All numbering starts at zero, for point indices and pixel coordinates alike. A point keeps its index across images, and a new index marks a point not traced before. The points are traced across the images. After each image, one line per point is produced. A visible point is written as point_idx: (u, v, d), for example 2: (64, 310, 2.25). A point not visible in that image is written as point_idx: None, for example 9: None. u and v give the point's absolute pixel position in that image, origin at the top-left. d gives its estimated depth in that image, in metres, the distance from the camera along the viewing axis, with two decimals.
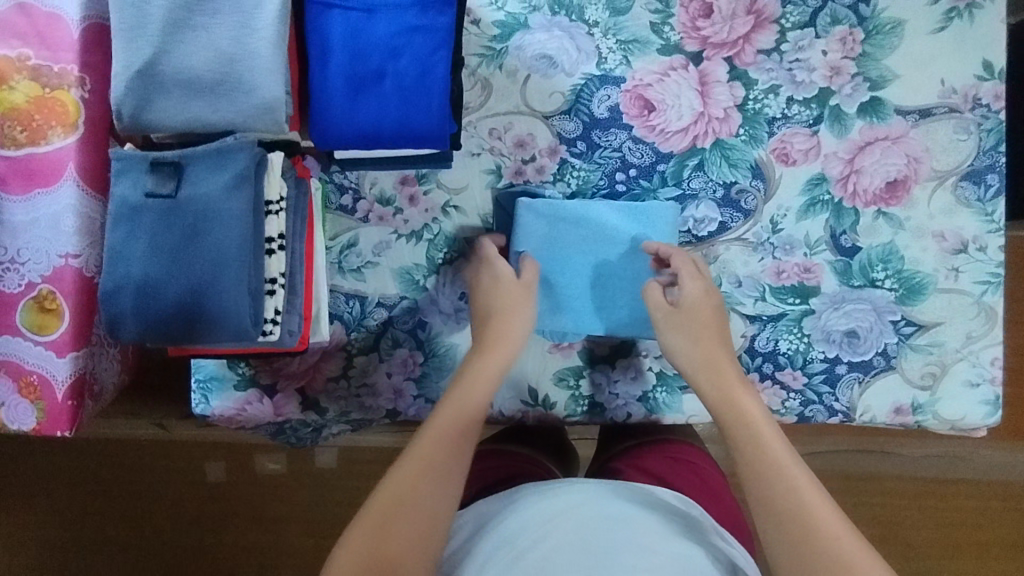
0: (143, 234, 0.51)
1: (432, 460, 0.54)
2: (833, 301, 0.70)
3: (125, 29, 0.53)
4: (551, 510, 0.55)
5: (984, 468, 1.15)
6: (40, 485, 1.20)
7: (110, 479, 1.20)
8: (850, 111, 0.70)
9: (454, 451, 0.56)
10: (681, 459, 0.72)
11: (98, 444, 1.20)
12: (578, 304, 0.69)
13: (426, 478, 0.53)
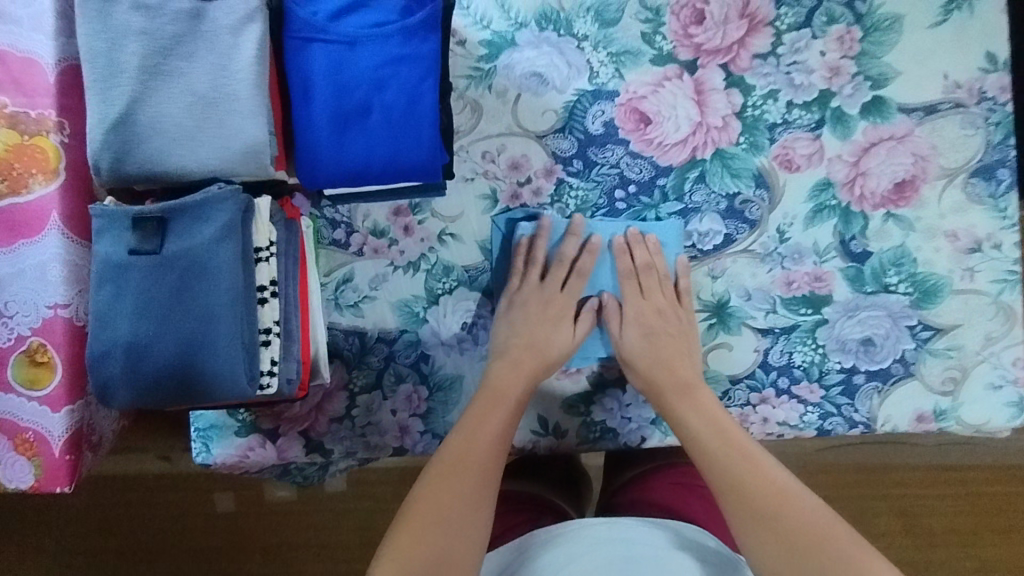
0: (129, 293, 0.49)
1: (459, 475, 0.57)
2: (847, 309, 0.68)
3: (98, 79, 0.51)
4: (567, 557, 0.56)
5: (1002, 455, 1.13)
6: (45, 529, 1.18)
7: (117, 520, 1.18)
8: (852, 112, 0.68)
9: (481, 469, 0.58)
10: (697, 486, 0.71)
11: (102, 483, 1.17)
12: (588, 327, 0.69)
13: (459, 491, 0.56)
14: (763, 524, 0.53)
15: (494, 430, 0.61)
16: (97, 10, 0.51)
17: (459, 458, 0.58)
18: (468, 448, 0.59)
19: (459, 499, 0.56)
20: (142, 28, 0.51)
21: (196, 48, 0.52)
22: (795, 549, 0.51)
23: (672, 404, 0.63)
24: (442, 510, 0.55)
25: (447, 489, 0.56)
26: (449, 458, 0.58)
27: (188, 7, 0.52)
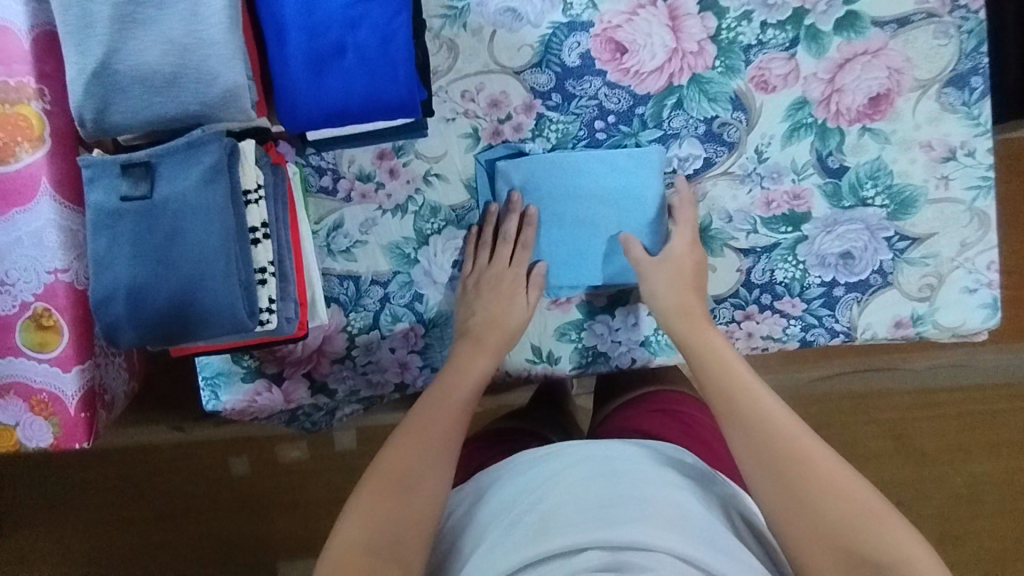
0: (125, 240, 0.51)
1: (440, 412, 0.61)
2: (826, 225, 0.70)
3: (73, 31, 0.52)
4: (562, 471, 0.56)
5: (989, 371, 1.16)
6: (62, 502, 1.22)
7: (136, 489, 1.22)
8: (826, 29, 0.68)
9: (462, 409, 0.63)
10: (676, 412, 0.73)
11: (114, 454, 1.21)
12: (569, 267, 0.71)
13: (442, 425, 0.60)
14: (766, 452, 0.54)
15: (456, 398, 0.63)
16: None
17: (440, 398, 0.63)
18: (450, 391, 0.64)
19: (441, 430, 0.60)
20: None
21: None
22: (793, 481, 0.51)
23: (688, 340, 0.65)
24: (421, 441, 0.59)
25: (426, 424, 0.60)
26: (431, 400, 0.63)
27: None
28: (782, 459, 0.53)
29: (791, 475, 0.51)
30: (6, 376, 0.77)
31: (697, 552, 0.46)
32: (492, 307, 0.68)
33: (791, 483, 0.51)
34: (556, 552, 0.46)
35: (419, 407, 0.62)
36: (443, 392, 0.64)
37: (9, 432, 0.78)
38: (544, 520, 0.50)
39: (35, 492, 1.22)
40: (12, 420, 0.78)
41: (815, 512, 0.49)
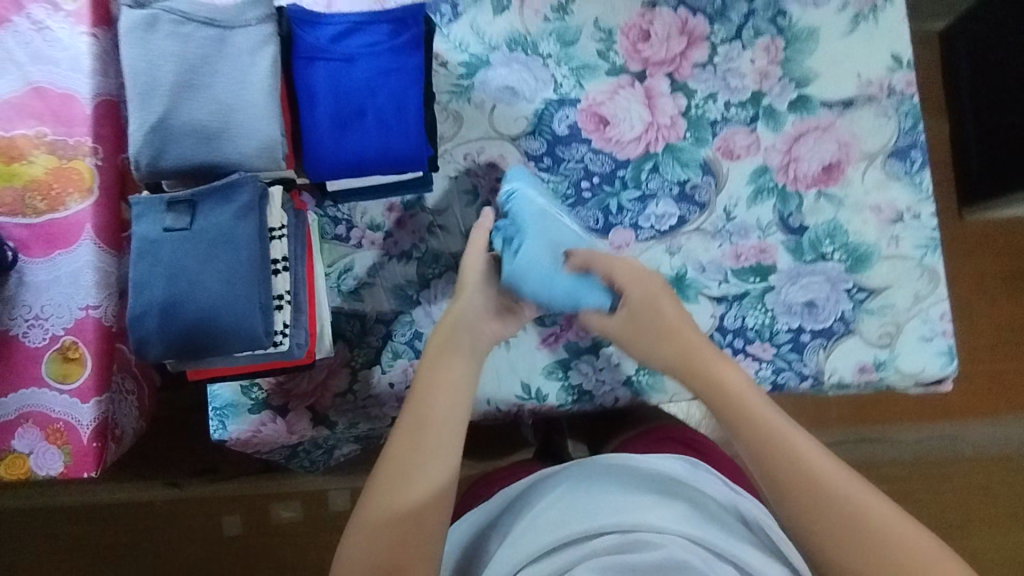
0: (163, 265, 0.58)
1: (417, 452, 0.58)
2: (790, 276, 0.77)
3: (138, 92, 0.61)
4: (564, 486, 0.62)
5: (976, 444, 1.29)
6: (67, 549, 1.33)
7: (141, 545, 1.33)
8: (781, 109, 0.79)
9: (440, 446, 0.58)
10: (681, 437, 0.78)
11: (120, 506, 1.33)
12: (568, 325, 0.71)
13: (422, 468, 0.57)
14: (796, 499, 0.54)
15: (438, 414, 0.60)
16: (138, 38, 0.62)
17: (413, 434, 0.58)
18: (425, 423, 0.59)
19: (423, 472, 0.57)
20: (176, 50, 0.62)
21: (221, 66, 0.63)
22: (804, 502, 0.54)
23: (676, 350, 0.65)
24: (397, 492, 0.56)
25: (401, 466, 0.57)
26: (405, 436, 0.59)
27: (215, 34, 0.63)
28: (808, 508, 0.53)
29: (827, 520, 0.52)
30: (26, 405, 0.82)
31: (702, 534, 0.53)
32: (461, 326, 0.66)
33: (827, 531, 0.52)
34: (566, 541, 0.54)
35: (393, 446, 0.59)
36: (415, 427, 0.59)
37: (21, 461, 0.82)
38: (552, 525, 0.56)
39: (53, 547, 1.33)
40: (26, 449, 0.82)
41: (826, 522, 0.52)
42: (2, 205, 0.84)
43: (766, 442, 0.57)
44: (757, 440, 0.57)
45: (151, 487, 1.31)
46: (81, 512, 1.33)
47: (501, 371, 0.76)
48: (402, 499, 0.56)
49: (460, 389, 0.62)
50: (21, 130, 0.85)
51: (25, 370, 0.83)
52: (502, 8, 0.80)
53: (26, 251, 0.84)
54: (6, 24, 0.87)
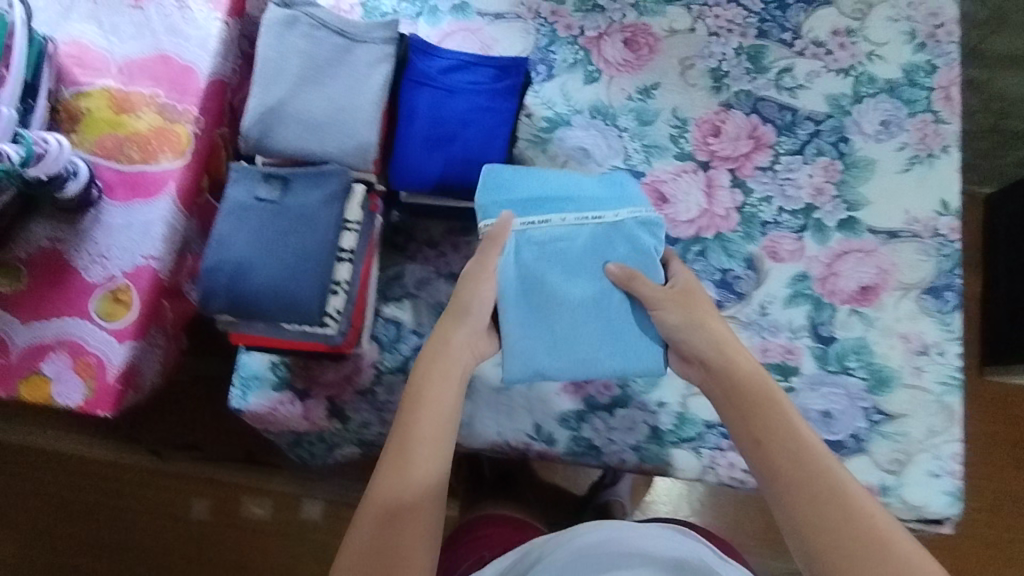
0: (246, 229, 0.63)
1: (414, 452, 0.62)
2: (812, 382, 0.79)
3: (263, 77, 0.68)
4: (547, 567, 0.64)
5: None
6: (38, 494, 1.34)
7: (108, 509, 1.33)
8: (830, 225, 0.83)
9: (432, 450, 0.62)
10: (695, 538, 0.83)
11: (99, 464, 1.34)
12: (619, 351, 0.71)
13: (419, 470, 0.61)
14: (808, 493, 0.57)
15: (441, 415, 0.64)
16: (276, 31, 0.69)
17: (407, 436, 0.62)
18: (423, 427, 0.63)
19: (416, 469, 0.61)
20: (306, 50, 0.69)
21: (340, 70, 0.70)
22: (805, 492, 0.57)
23: (693, 317, 0.68)
24: (402, 482, 0.60)
25: (402, 467, 0.61)
26: (400, 439, 0.63)
27: (342, 43, 0.71)
28: (806, 509, 0.57)
29: (833, 517, 0.56)
30: (66, 333, 0.86)
31: None
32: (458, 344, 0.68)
33: (823, 529, 0.55)
34: None
35: (391, 449, 0.63)
36: (413, 428, 0.63)
37: (45, 385, 0.85)
38: None
39: (26, 488, 1.35)
40: (53, 374, 0.85)
41: (832, 514, 0.56)
42: (102, 148, 0.92)
43: (782, 440, 0.60)
44: (773, 441, 0.60)
45: (134, 451, 1.33)
46: (59, 462, 1.34)
47: (517, 406, 0.79)
48: (405, 495, 0.60)
49: (452, 397, 0.66)
50: (140, 89, 0.93)
51: (75, 301, 0.87)
52: (592, 79, 0.88)
53: (110, 193, 0.90)
54: None
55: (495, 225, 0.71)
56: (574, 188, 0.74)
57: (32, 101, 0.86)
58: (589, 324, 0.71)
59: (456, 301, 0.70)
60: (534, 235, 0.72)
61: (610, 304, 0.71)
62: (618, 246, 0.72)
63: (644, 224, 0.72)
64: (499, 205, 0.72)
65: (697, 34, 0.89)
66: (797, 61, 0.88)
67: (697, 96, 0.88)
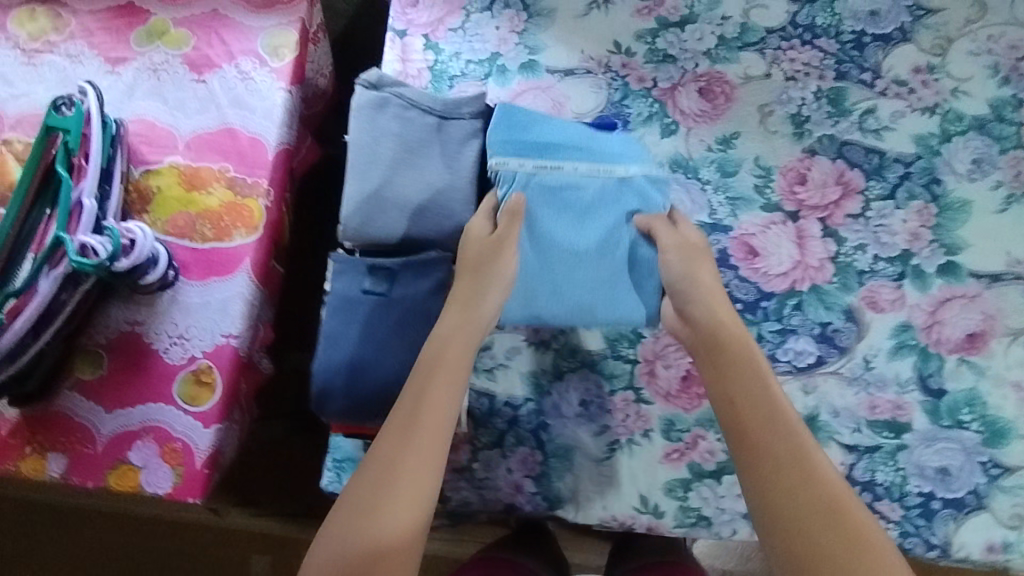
0: (357, 324, 0.61)
1: (405, 464, 0.54)
2: (925, 438, 0.77)
3: (358, 164, 0.67)
4: None
5: None
6: (98, 553, 1.31)
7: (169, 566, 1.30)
8: (929, 271, 0.81)
9: (421, 477, 0.54)
10: None
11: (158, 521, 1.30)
12: (615, 297, 0.72)
13: (403, 491, 0.53)
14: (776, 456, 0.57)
15: (437, 424, 0.56)
16: (367, 115, 0.69)
17: (396, 445, 0.55)
18: (408, 437, 0.55)
19: (400, 492, 0.53)
20: (398, 132, 0.68)
21: (433, 150, 0.68)
22: (783, 474, 0.56)
23: (693, 275, 0.68)
24: (383, 515, 0.52)
25: (382, 488, 0.53)
26: (387, 448, 0.55)
27: (433, 122, 0.70)
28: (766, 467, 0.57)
29: (796, 479, 0.56)
30: (151, 419, 0.85)
31: None
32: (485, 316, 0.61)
33: (781, 489, 0.56)
34: None
35: (375, 463, 0.55)
36: (400, 435, 0.55)
37: (133, 473, 0.84)
38: None
39: (86, 547, 1.31)
40: (140, 462, 0.84)
41: (817, 501, 0.55)
42: (174, 226, 0.91)
43: (759, 402, 0.61)
44: (747, 403, 0.61)
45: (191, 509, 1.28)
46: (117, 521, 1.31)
47: (621, 478, 0.77)
48: (384, 539, 0.51)
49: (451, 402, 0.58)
50: (208, 164, 0.93)
51: (157, 386, 0.86)
52: (670, 132, 0.86)
53: (186, 272, 0.89)
54: (217, 69, 0.96)
55: (507, 166, 0.69)
56: (591, 141, 0.73)
57: (108, 187, 0.84)
58: (595, 266, 0.72)
59: (468, 258, 0.62)
60: (545, 179, 0.71)
61: (616, 251, 0.72)
62: (628, 199, 0.73)
63: (653, 180, 0.73)
64: (513, 147, 0.70)
65: (774, 79, 0.87)
66: (879, 101, 0.86)
67: (780, 143, 0.85)
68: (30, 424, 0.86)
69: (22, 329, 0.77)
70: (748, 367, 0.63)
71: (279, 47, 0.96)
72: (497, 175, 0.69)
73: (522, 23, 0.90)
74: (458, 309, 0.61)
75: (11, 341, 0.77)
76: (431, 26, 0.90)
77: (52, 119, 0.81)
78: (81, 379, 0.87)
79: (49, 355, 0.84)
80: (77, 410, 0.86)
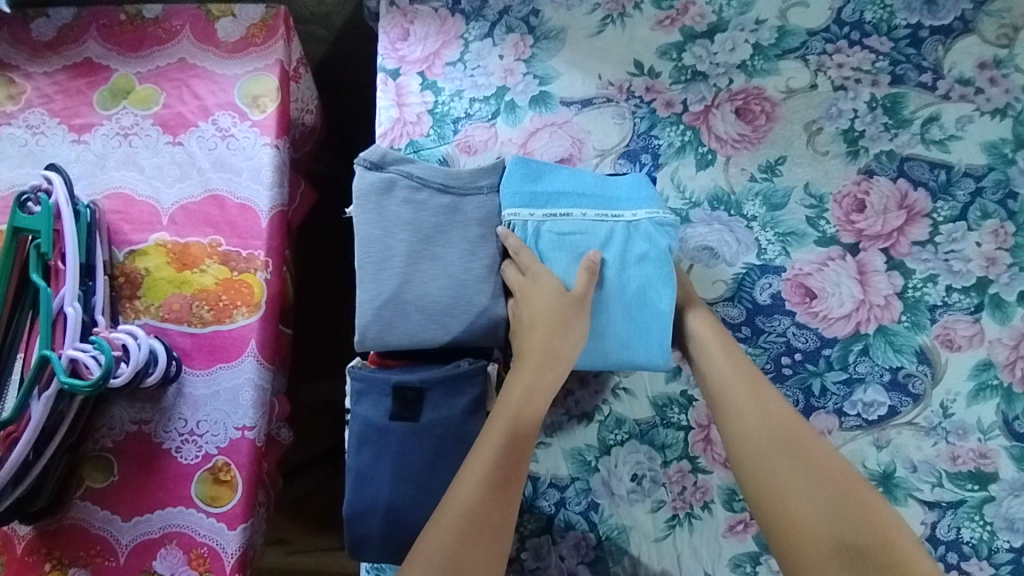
0: (389, 456, 0.56)
1: (520, 423, 0.53)
2: (1014, 488, 0.69)
3: (370, 262, 0.60)
4: None
5: None
6: None
7: None
8: (1009, 299, 0.72)
9: (515, 441, 0.52)
10: None
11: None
12: (631, 340, 0.62)
13: (480, 566, 0.46)
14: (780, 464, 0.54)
15: (537, 405, 0.54)
16: (373, 204, 0.61)
17: (468, 513, 0.48)
18: (480, 505, 0.49)
19: (506, 452, 0.51)
20: (410, 220, 0.61)
21: (451, 236, 0.61)
22: (774, 448, 0.55)
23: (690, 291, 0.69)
24: (471, 476, 0.50)
25: (461, 564, 0.46)
26: (460, 517, 0.48)
27: (447, 202, 0.62)
28: (770, 485, 0.54)
29: (786, 458, 0.54)
30: (172, 525, 0.79)
31: None
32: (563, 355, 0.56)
33: (789, 502, 0.52)
34: None
35: (444, 536, 0.47)
36: (476, 500, 0.49)
37: None
38: None
39: None
40: (167, 571, 0.78)
41: (806, 466, 0.54)
42: (169, 311, 0.82)
43: (750, 408, 0.58)
44: (731, 387, 0.60)
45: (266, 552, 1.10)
46: None
47: (683, 558, 0.71)
48: (467, 499, 0.49)
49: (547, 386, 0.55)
50: (197, 238, 0.84)
51: (174, 488, 0.80)
52: (706, 162, 0.77)
53: (188, 361, 0.82)
54: (193, 128, 0.86)
55: (516, 214, 0.61)
56: (601, 184, 0.65)
57: (91, 281, 0.77)
58: (606, 311, 0.62)
59: (542, 314, 0.56)
60: (552, 227, 0.62)
61: (627, 295, 0.61)
62: (636, 244, 0.62)
63: (660, 224, 0.63)
64: (522, 194, 0.63)
65: (820, 90, 0.77)
66: (942, 106, 0.76)
67: (831, 165, 0.76)
68: (46, 541, 0.80)
69: (21, 456, 0.70)
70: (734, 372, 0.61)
71: (258, 96, 0.86)
72: (507, 224, 0.62)
73: (529, 49, 0.80)
74: (534, 368, 0.55)
75: (11, 470, 0.70)
76: (427, 62, 0.80)
77: (19, 219, 0.73)
78: (92, 487, 0.80)
79: (54, 468, 0.77)
80: (93, 520, 0.80)
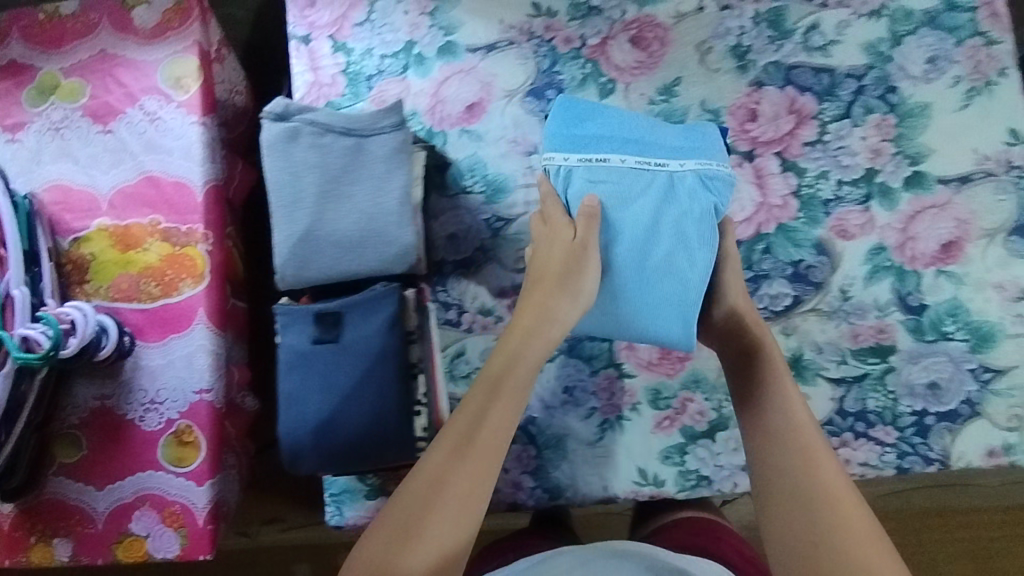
0: (316, 376, 0.63)
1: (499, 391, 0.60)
2: (912, 357, 0.75)
3: (285, 207, 0.65)
4: None
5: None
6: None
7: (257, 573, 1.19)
8: (895, 186, 0.78)
9: (500, 414, 0.59)
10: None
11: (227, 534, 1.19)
12: (636, 298, 0.69)
13: (435, 532, 0.53)
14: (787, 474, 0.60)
15: (515, 377, 0.61)
16: (281, 151, 0.66)
17: (437, 480, 0.54)
18: (451, 474, 0.55)
19: (486, 435, 0.57)
20: (319, 164, 0.65)
21: (359, 175, 0.66)
22: (792, 466, 0.60)
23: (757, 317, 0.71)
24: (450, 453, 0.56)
25: (415, 523, 0.53)
26: (426, 479, 0.54)
27: (352, 143, 0.66)
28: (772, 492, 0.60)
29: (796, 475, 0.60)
30: (143, 487, 0.84)
31: None
32: (550, 320, 0.65)
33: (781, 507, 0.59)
34: None
35: (414, 496, 0.54)
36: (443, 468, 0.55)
37: (138, 542, 0.83)
38: None
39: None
40: (144, 531, 0.83)
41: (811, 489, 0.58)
42: (119, 291, 0.87)
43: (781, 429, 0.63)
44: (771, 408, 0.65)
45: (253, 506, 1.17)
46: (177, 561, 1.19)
47: (616, 455, 0.76)
48: (450, 476, 0.55)
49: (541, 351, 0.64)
50: (137, 219, 0.88)
51: (141, 454, 0.84)
52: (607, 91, 0.81)
53: (142, 335, 0.86)
54: (121, 116, 0.90)
55: (551, 159, 0.71)
56: (648, 136, 0.71)
57: (37, 267, 0.81)
58: (617, 272, 0.69)
59: (551, 270, 0.66)
60: (586, 171, 0.70)
61: (647, 256, 0.69)
62: (676, 201, 0.69)
63: (704, 183, 0.69)
64: (563, 139, 0.71)
65: (707, 12, 0.82)
66: (823, 14, 0.81)
67: (723, 81, 0.81)
68: (28, 517, 0.85)
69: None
70: (778, 387, 0.66)
71: (180, 77, 0.90)
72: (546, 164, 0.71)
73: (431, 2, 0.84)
74: (524, 329, 0.64)
75: None
76: (335, 25, 0.84)
77: None
78: (64, 462, 0.85)
79: (25, 447, 0.82)
80: (68, 493, 0.84)
